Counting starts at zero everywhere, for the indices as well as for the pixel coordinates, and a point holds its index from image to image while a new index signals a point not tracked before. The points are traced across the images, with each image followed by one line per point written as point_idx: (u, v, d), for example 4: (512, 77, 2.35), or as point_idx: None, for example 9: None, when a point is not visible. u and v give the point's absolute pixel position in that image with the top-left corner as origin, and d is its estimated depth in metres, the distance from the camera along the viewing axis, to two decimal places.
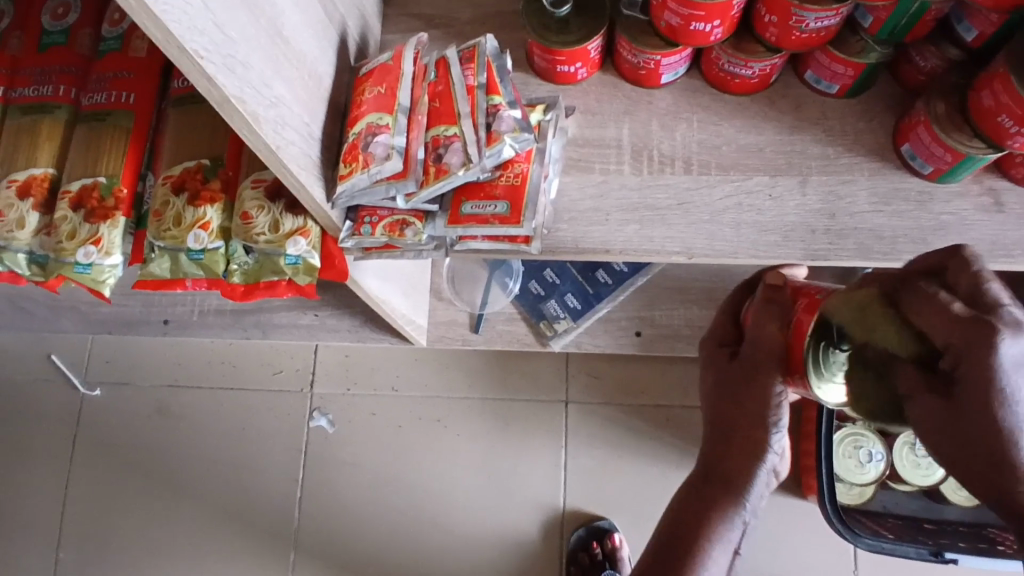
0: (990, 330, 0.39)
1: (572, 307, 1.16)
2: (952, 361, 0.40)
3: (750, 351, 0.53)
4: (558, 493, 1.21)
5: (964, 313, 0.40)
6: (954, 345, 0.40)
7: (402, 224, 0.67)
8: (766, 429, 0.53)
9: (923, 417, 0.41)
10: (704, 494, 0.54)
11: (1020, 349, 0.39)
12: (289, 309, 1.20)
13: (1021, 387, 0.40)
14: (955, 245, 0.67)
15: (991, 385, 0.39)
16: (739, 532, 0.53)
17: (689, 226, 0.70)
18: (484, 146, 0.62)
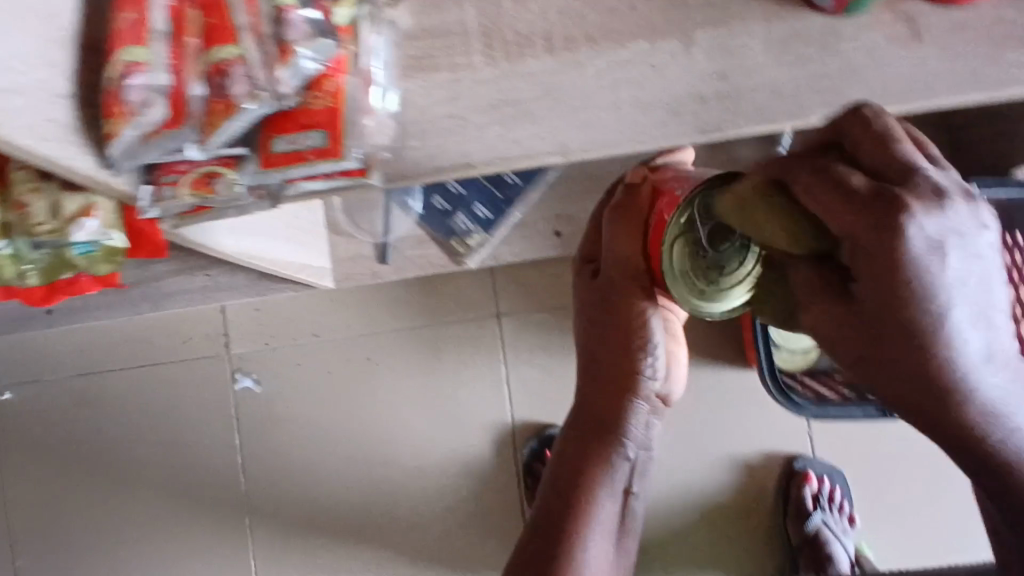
0: (899, 213, 0.34)
1: (481, 217, 1.04)
2: (853, 261, 0.36)
3: (611, 274, 0.58)
4: (505, 408, 1.18)
5: (872, 195, 0.35)
6: (852, 242, 0.36)
7: (210, 178, 0.55)
8: (643, 360, 0.60)
9: (827, 326, 0.38)
10: (595, 435, 0.62)
11: (940, 227, 0.35)
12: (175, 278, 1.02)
13: (943, 266, 0.35)
14: (867, 90, 0.57)
15: (900, 285, 0.35)
16: (626, 466, 0.62)
17: (561, 118, 0.58)
18: (276, 64, 0.49)
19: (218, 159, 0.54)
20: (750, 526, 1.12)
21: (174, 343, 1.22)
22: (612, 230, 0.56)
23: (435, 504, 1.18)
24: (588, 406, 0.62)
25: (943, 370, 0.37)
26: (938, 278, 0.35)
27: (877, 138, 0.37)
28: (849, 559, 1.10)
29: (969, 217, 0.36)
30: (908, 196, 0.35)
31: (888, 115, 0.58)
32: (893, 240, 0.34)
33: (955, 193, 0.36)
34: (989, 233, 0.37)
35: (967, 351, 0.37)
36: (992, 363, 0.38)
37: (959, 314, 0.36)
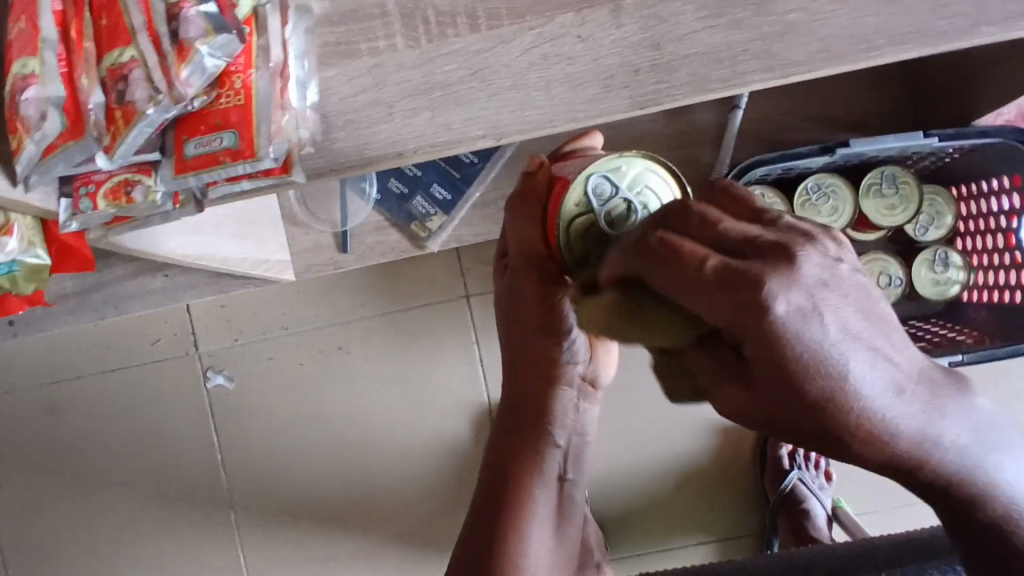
0: (754, 293, 0.31)
1: (440, 198, 1.02)
2: (737, 340, 0.33)
3: (519, 262, 0.58)
4: (481, 389, 1.16)
5: (719, 276, 0.32)
6: (723, 323, 0.32)
7: (126, 187, 0.53)
8: (560, 343, 0.62)
9: (729, 405, 0.35)
10: (523, 423, 0.64)
11: (805, 287, 0.31)
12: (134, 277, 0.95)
13: (835, 326, 0.31)
14: (805, 50, 0.55)
15: (783, 358, 0.31)
16: (558, 451, 0.65)
17: (491, 99, 0.56)
18: (174, 64, 0.47)
19: (132, 166, 0.52)
20: (730, 488, 1.13)
21: (142, 345, 1.20)
22: (512, 221, 0.56)
23: (417, 487, 1.18)
24: (519, 394, 0.65)
25: (870, 436, 0.34)
26: (828, 344, 0.31)
27: (675, 240, 0.34)
28: (829, 515, 1.10)
29: (826, 266, 0.32)
30: (760, 267, 0.31)
31: (829, 74, 0.56)
32: (764, 319, 0.31)
33: (810, 249, 0.32)
34: (848, 269, 0.33)
35: (875, 400, 0.33)
36: (925, 411, 0.35)
37: (860, 367, 0.32)
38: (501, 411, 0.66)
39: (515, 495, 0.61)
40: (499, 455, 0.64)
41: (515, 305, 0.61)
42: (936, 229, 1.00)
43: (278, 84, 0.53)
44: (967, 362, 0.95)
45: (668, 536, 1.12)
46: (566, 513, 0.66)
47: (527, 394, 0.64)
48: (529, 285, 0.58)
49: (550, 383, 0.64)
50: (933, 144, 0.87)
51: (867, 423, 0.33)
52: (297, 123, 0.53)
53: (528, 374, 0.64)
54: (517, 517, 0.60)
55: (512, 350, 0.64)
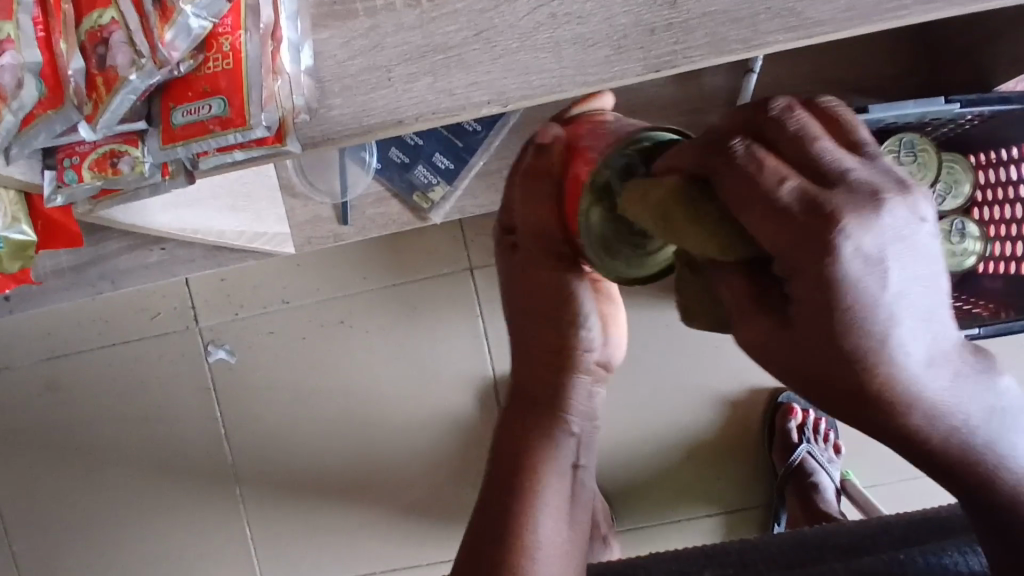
0: (827, 220, 0.27)
1: (442, 168, 0.99)
2: (783, 274, 0.29)
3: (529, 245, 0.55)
4: (485, 362, 1.15)
5: (798, 206, 0.28)
6: (779, 253, 0.28)
7: (112, 158, 0.50)
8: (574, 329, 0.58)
9: (746, 340, 0.32)
10: (536, 412, 0.61)
11: (877, 233, 0.27)
12: (130, 250, 0.92)
13: (893, 281, 0.28)
14: (831, 7, 0.51)
15: (830, 300, 0.28)
16: (572, 441, 0.62)
17: (495, 62, 0.53)
18: (156, 26, 0.44)
19: (118, 136, 0.50)
20: (736, 461, 1.12)
21: (141, 320, 1.19)
22: (519, 202, 0.52)
23: (421, 461, 1.18)
24: (531, 387, 0.61)
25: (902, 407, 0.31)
26: (885, 299, 0.28)
27: (760, 154, 0.29)
28: (835, 487, 1.10)
29: (908, 220, 0.28)
30: (840, 201, 0.27)
31: (855, 34, 0.52)
32: (828, 258, 0.27)
33: (896, 189, 0.28)
34: (930, 229, 0.29)
35: (915, 370, 0.30)
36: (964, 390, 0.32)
37: (909, 334, 0.29)
38: (510, 403, 0.63)
39: (523, 489, 0.59)
40: (506, 448, 0.61)
41: (525, 290, 0.57)
42: (953, 198, 0.96)
43: (268, 48, 0.49)
44: (984, 335, 0.93)
45: (673, 508, 1.12)
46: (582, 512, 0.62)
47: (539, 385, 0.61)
48: (540, 269, 0.56)
49: (564, 375, 0.60)
50: (952, 110, 0.84)
51: (902, 391, 0.30)
52: (291, 90, 0.50)
53: (539, 364, 0.60)
54: (523, 507, 0.58)
55: (521, 338, 0.61)
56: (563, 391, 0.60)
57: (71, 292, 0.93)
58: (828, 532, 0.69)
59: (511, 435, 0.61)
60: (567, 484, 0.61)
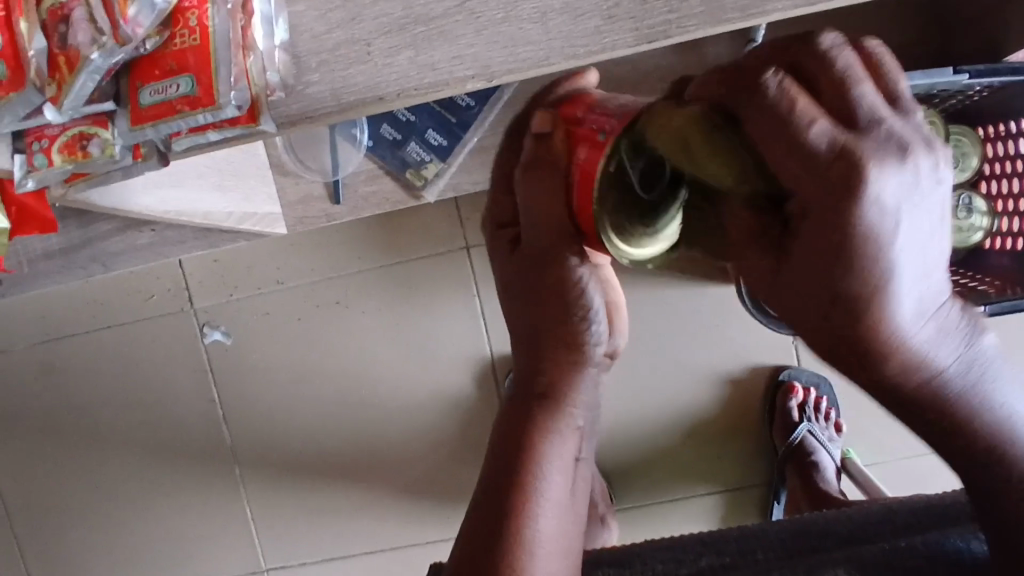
0: (852, 165, 0.27)
1: (435, 145, 0.96)
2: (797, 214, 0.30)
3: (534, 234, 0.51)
4: (483, 343, 1.13)
5: (839, 149, 0.28)
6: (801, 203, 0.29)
7: (82, 141, 0.48)
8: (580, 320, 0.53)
9: (752, 272, 0.33)
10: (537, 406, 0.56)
11: (899, 186, 0.28)
12: (119, 231, 0.90)
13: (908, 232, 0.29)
14: None
15: (842, 253, 0.29)
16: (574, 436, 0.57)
17: (480, 34, 0.50)
18: (116, 1, 0.42)
19: (87, 117, 0.48)
20: (736, 440, 1.11)
21: (136, 302, 1.18)
22: (523, 187, 0.48)
23: (420, 442, 1.18)
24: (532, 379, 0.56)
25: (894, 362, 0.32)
26: (895, 245, 0.28)
27: (792, 91, 0.29)
28: (836, 467, 1.09)
29: (906, 189, 0.28)
30: (867, 150, 0.28)
31: (861, 0, 0.50)
32: (844, 203, 0.28)
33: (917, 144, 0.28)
34: (939, 177, 0.29)
35: (910, 322, 0.30)
36: (948, 346, 0.33)
37: (909, 286, 0.30)
38: (510, 396, 0.58)
39: (521, 491, 0.54)
40: (504, 445, 0.56)
41: (529, 282, 0.53)
42: (961, 171, 0.93)
43: (238, 23, 0.47)
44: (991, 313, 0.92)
45: (672, 487, 1.12)
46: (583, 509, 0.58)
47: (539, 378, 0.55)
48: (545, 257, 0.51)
49: (570, 368, 0.55)
50: (961, 82, 0.81)
51: (896, 342, 0.31)
52: (263, 67, 0.47)
53: (542, 357, 0.55)
54: (523, 512, 0.54)
55: (521, 326, 0.55)
56: (567, 384, 0.55)
57: (60, 274, 0.92)
58: (826, 518, 0.68)
59: (510, 431, 0.56)
60: (570, 482, 0.57)
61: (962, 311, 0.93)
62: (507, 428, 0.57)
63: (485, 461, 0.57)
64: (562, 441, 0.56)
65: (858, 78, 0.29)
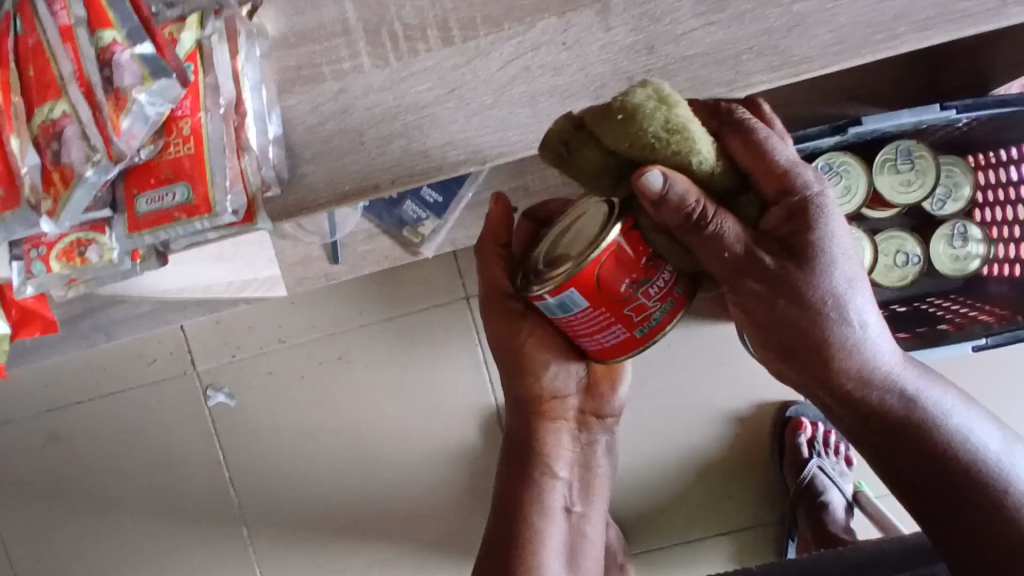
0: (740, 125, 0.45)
1: (431, 201, 0.90)
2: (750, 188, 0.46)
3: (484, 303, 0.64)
4: (488, 391, 1.13)
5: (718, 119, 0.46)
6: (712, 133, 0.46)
7: (80, 247, 0.49)
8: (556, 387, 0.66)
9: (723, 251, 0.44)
10: (521, 461, 0.68)
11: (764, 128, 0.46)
12: (115, 299, 0.84)
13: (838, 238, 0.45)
14: (817, 43, 0.49)
15: (756, 151, 0.45)
16: (562, 489, 0.69)
17: (471, 119, 0.50)
18: (109, 117, 0.43)
19: (85, 224, 0.49)
20: (747, 478, 1.10)
21: (139, 366, 1.18)
22: (482, 265, 0.61)
23: (429, 495, 1.16)
24: (518, 437, 0.68)
25: (862, 392, 0.50)
26: (828, 227, 0.45)
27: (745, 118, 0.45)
28: (848, 502, 1.08)
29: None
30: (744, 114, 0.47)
31: (844, 69, 0.50)
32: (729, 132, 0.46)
33: (812, 190, 0.45)
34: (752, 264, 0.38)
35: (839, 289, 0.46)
36: (886, 345, 0.50)
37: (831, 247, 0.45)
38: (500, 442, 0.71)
39: (533, 523, 0.66)
40: (502, 503, 0.68)
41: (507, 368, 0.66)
42: (954, 202, 0.93)
43: (232, 125, 0.48)
44: (994, 345, 0.90)
45: (685, 529, 1.10)
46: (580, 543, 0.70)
47: (532, 451, 0.67)
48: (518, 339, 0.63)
49: (547, 423, 0.67)
50: (949, 116, 0.81)
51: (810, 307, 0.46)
52: (258, 168, 0.48)
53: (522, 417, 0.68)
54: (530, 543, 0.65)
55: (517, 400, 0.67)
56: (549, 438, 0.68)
57: None
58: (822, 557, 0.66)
59: (508, 487, 0.68)
60: (565, 531, 0.68)
61: (962, 345, 0.91)
62: (507, 477, 0.68)
63: (495, 510, 0.68)
64: (553, 494, 0.68)
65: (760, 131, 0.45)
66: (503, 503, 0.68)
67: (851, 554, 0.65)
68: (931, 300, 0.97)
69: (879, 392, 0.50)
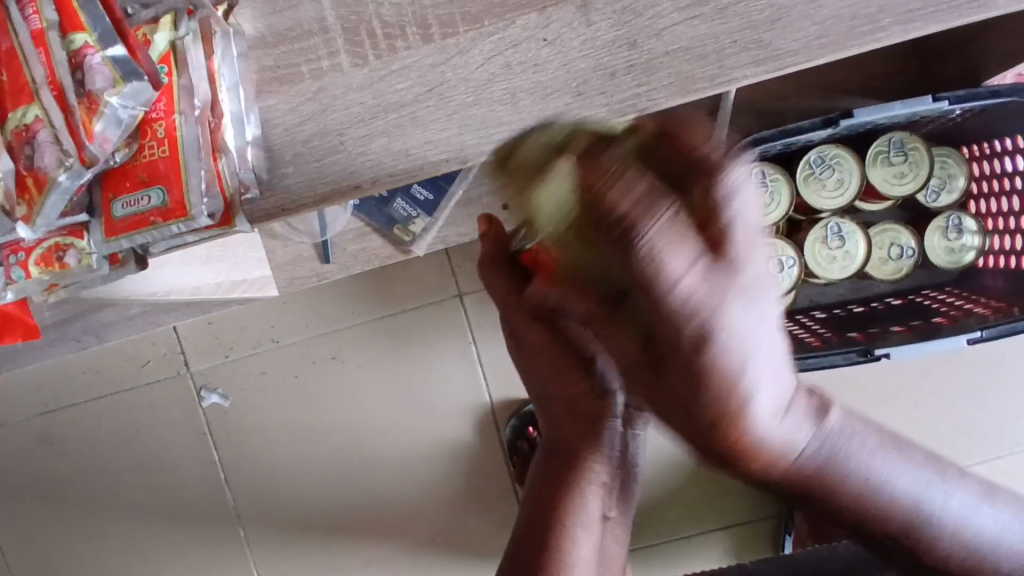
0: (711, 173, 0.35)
1: (422, 199, 0.90)
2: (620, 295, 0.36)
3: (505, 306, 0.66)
4: (482, 389, 1.12)
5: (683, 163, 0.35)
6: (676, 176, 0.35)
7: (58, 252, 0.49)
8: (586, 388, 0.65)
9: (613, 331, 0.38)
10: (557, 465, 0.67)
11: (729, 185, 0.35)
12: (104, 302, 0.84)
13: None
14: (801, 36, 0.49)
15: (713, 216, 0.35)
16: (600, 498, 0.66)
17: (452, 118, 0.50)
18: (82, 121, 0.43)
19: (63, 229, 0.48)
20: None
21: (133, 367, 1.17)
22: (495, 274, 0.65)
23: (425, 494, 1.16)
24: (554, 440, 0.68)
25: (832, 394, 0.50)
26: (727, 335, 0.36)
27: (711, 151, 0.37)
28: None
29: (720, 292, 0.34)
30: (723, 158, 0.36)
31: (829, 62, 0.50)
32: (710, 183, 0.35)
33: (728, 298, 0.35)
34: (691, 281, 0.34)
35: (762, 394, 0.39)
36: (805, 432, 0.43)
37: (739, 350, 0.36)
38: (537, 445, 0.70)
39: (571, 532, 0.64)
40: (535, 508, 0.66)
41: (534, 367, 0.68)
42: (949, 193, 0.92)
43: (208, 128, 0.47)
44: (988, 338, 0.88)
45: (682, 525, 1.10)
46: (610, 552, 0.69)
47: (572, 455, 0.66)
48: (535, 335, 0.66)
49: (591, 427, 0.66)
50: (941, 108, 0.80)
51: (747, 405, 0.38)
52: (236, 171, 0.48)
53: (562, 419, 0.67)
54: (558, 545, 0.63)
55: (549, 400, 0.68)
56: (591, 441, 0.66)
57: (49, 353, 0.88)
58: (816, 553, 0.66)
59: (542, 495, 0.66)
60: (598, 538, 0.66)
61: (957, 338, 0.89)
62: (542, 485, 0.67)
63: (526, 518, 0.66)
64: (589, 501, 0.66)
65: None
66: (540, 510, 0.65)
67: (842, 549, 0.65)
68: (924, 293, 0.97)
69: (823, 465, 0.46)
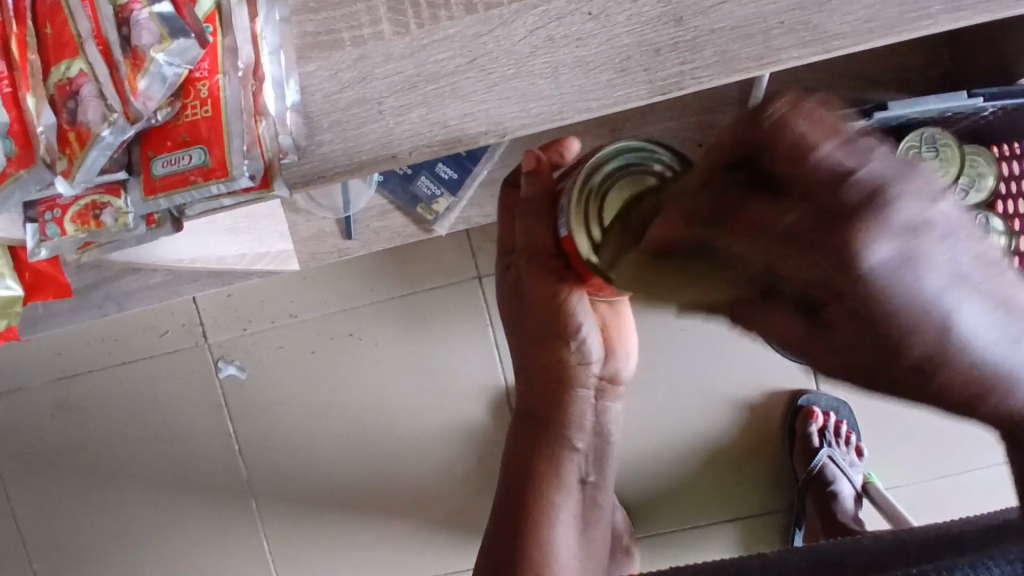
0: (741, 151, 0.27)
1: (446, 178, 0.89)
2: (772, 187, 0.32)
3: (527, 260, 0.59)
4: (497, 372, 1.13)
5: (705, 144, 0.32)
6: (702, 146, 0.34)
7: (94, 210, 0.49)
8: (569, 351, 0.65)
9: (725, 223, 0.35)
10: (533, 428, 0.68)
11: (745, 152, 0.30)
12: (128, 269, 0.84)
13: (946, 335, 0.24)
14: (851, 19, 0.48)
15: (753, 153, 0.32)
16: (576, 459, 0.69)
17: (492, 90, 0.49)
18: (127, 77, 0.43)
19: (100, 187, 0.49)
20: (755, 466, 1.09)
21: (152, 337, 1.18)
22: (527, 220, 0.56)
23: (436, 473, 1.17)
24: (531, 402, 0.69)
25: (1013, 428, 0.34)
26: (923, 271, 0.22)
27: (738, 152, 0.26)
28: (856, 493, 1.07)
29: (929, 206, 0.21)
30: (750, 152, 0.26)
31: (877, 48, 0.49)
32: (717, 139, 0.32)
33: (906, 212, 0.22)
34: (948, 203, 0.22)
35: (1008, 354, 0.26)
36: None
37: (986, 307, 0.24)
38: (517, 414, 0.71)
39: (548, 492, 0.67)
40: (519, 470, 0.68)
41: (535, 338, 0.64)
42: (977, 192, 0.91)
43: (249, 90, 0.49)
44: None
45: (692, 515, 1.10)
46: (594, 512, 0.72)
47: (546, 415, 0.68)
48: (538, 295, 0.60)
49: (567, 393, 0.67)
50: (975, 105, 0.79)
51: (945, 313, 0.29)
52: (274, 133, 0.48)
53: (541, 388, 0.68)
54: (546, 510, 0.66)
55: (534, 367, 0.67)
56: (568, 408, 0.68)
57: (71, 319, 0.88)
58: (842, 546, 0.65)
59: (521, 452, 0.69)
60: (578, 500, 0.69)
61: None
62: (522, 444, 0.69)
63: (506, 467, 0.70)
64: (567, 464, 0.68)
65: (829, 142, 0.21)
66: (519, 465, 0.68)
67: (864, 543, 0.64)
68: None
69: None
